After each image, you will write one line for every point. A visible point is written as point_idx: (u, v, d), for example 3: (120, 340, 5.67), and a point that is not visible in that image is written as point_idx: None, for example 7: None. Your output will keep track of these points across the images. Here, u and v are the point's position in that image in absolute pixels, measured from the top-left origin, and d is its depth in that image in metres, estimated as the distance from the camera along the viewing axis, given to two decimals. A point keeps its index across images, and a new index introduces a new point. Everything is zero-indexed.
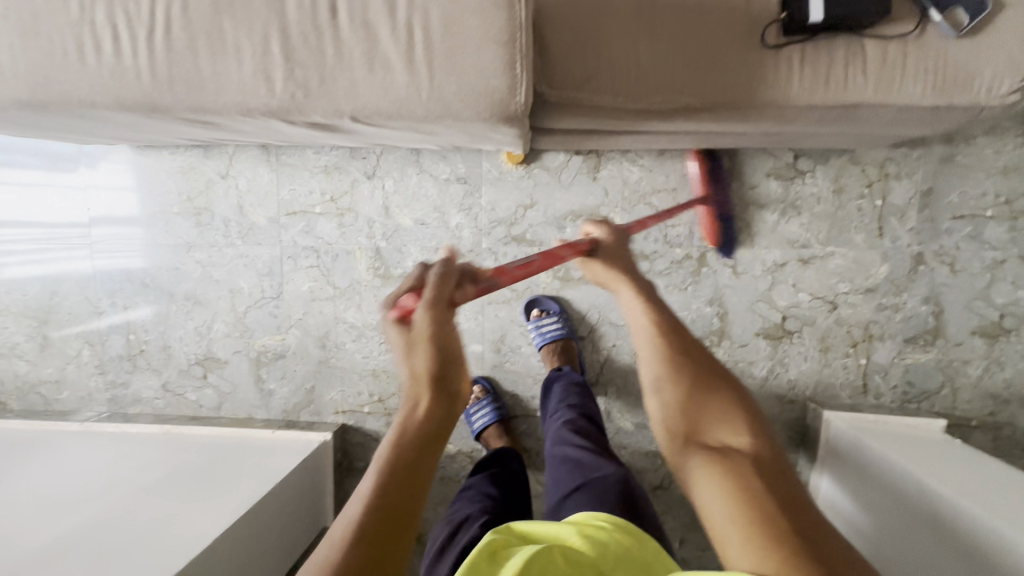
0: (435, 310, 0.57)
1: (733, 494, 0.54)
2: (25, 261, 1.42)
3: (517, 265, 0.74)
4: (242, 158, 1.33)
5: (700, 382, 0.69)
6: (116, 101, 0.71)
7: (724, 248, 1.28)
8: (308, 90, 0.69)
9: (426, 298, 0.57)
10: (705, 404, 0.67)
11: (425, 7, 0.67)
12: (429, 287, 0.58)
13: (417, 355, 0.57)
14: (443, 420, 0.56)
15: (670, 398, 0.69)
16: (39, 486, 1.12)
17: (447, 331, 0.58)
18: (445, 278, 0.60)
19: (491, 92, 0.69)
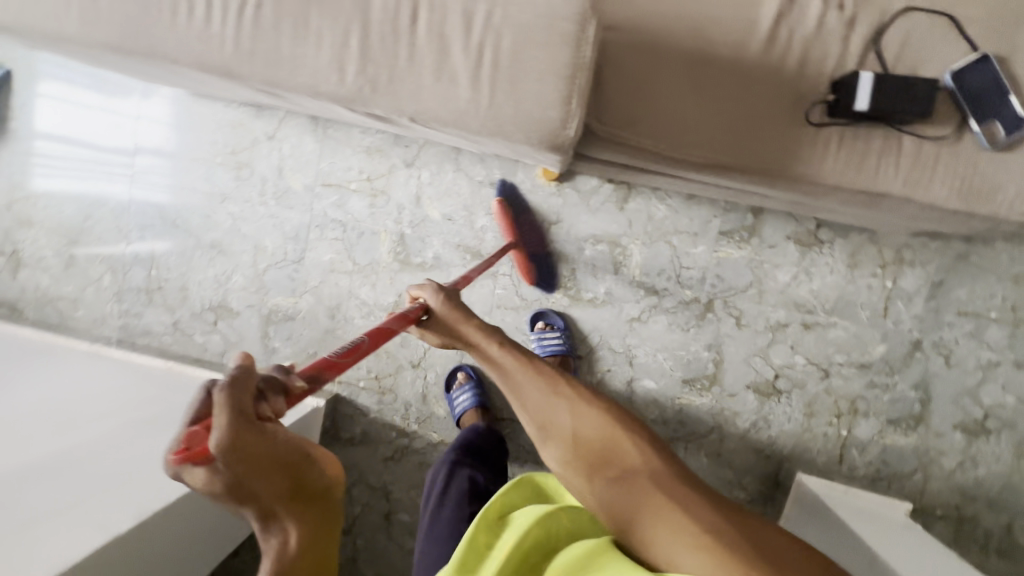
0: (243, 429, 0.46)
1: (653, 518, 0.58)
2: (68, 180, 1.47)
3: (342, 352, 0.77)
4: (291, 124, 1.38)
5: (579, 420, 0.68)
6: (197, 62, 0.75)
7: (542, 285, 1.35)
8: (376, 86, 0.73)
9: (222, 418, 0.46)
10: (594, 442, 0.66)
11: (500, 31, 0.71)
12: (218, 408, 0.46)
13: (256, 486, 0.46)
14: (323, 533, 0.49)
15: (558, 451, 0.67)
16: (31, 402, 1.13)
17: (272, 441, 0.47)
18: (244, 387, 0.49)
19: (543, 122, 0.73)
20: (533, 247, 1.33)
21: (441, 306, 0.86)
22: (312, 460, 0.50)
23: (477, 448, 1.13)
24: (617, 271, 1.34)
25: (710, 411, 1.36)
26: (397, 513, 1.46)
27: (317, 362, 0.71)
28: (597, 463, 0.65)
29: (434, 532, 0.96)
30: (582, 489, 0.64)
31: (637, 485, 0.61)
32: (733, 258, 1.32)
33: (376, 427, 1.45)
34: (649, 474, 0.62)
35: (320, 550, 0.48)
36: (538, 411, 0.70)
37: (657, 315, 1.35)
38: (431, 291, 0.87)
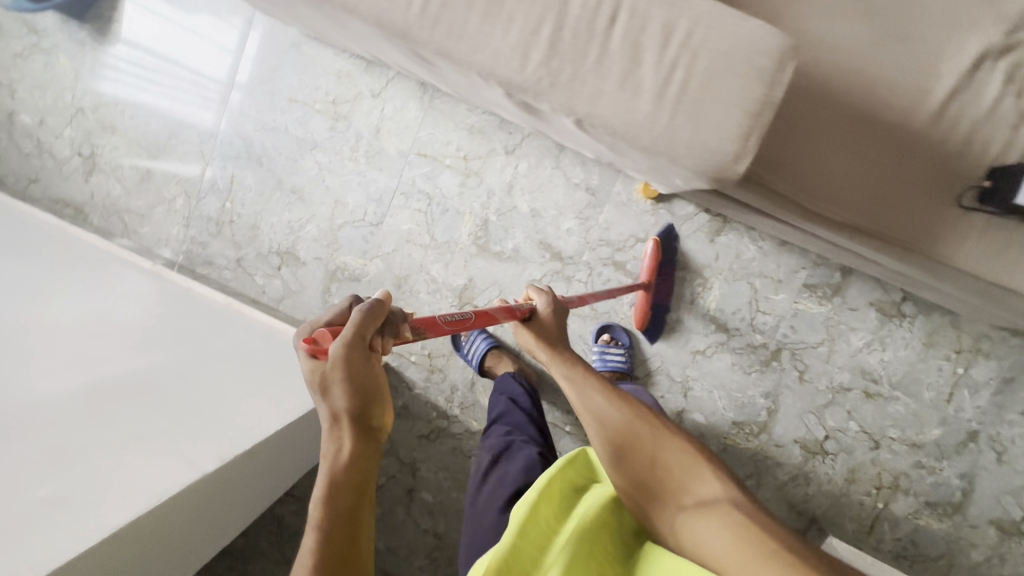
0: (355, 350, 0.51)
1: (726, 535, 0.58)
2: (161, 96, 1.44)
3: (451, 319, 0.73)
4: (398, 85, 1.35)
5: (656, 441, 0.71)
6: (376, 19, 0.73)
7: (650, 332, 1.34)
8: (556, 81, 0.71)
9: (353, 327, 0.52)
10: (670, 466, 0.69)
11: (696, 53, 0.69)
12: (354, 319, 0.52)
13: (337, 398, 0.50)
14: (372, 463, 0.53)
15: (629, 470, 0.70)
16: (60, 322, 1.01)
17: (370, 373, 0.52)
18: (376, 315, 0.54)
19: (717, 153, 0.71)
20: (659, 297, 1.32)
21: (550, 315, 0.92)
22: (385, 403, 0.53)
23: (536, 429, 1.12)
24: (692, 301, 1.33)
25: (753, 456, 1.36)
26: (419, 491, 1.46)
27: (425, 318, 0.67)
28: (672, 487, 0.67)
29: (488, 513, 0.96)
30: (652, 509, 0.66)
31: (716, 509, 0.62)
32: (811, 312, 1.31)
33: (418, 404, 1.45)
34: (725, 498, 0.63)
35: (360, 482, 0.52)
36: (613, 431, 0.74)
37: (721, 353, 1.34)
38: (547, 300, 0.93)
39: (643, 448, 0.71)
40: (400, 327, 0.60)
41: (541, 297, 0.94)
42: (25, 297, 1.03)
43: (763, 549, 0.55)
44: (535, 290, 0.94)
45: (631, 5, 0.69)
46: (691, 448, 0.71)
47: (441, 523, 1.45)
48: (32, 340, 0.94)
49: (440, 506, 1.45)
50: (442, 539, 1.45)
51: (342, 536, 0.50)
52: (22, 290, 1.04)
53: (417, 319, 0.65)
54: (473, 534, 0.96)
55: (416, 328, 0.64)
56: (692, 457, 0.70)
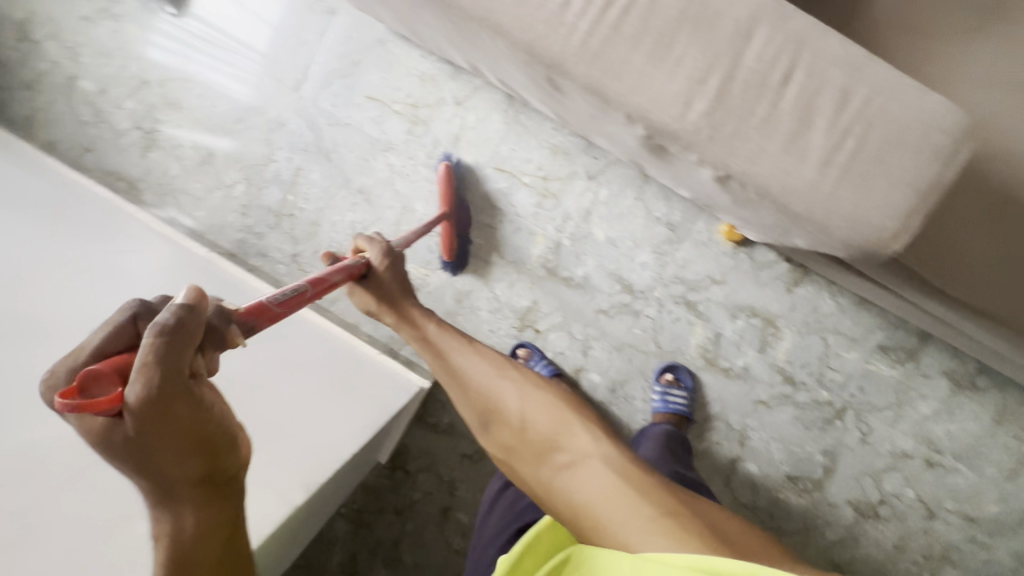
0: (168, 391, 0.48)
1: (592, 483, 0.62)
2: (231, 77, 1.39)
3: (284, 298, 0.71)
4: (484, 95, 1.30)
5: (525, 405, 0.76)
6: (529, 44, 0.68)
7: (454, 264, 1.33)
8: (716, 134, 0.67)
9: (148, 370, 0.47)
10: (538, 423, 0.73)
11: (871, 122, 0.65)
12: (143, 362, 0.48)
13: (163, 457, 0.50)
14: (220, 514, 0.54)
15: (499, 435, 0.74)
16: (71, 320, 0.94)
17: (183, 420, 0.50)
18: (178, 340, 0.49)
19: (876, 230, 0.66)
20: (461, 226, 1.32)
21: (387, 271, 0.91)
22: (228, 440, 0.54)
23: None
24: (761, 349, 1.30)
25: (804, 513, 1.32)
26: (455, 512, 1.41)
27: (252, 304, 0.66)
28: (539, 441, 0.71)
29: (491, 544, 0.95)
30: (525, 469, 0.69)
31: (581, 463, 0.66)
32: (882, 374, 1.28)
33: (465, 422, 1.41)
34: (585, 445, 0.68)
35: (214, 525, 0.54)
36: (482, 399, 0.79)
37: (784, 405, 1.31)
38: (378, 248, 0.91)
39: (512, 414, 0.75)
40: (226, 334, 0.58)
41: (372, 246, 0.92)
42: (26, 288, 0.94)
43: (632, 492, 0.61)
44: (365, 240, 0.92)
45: (809, 64, 0.65)
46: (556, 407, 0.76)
47: None
48: (38, 350, 0.87)
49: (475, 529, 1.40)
50: None
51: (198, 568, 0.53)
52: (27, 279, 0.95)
53: (244, 310, 0.65)
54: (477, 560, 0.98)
55: (246, 322, 0.65)
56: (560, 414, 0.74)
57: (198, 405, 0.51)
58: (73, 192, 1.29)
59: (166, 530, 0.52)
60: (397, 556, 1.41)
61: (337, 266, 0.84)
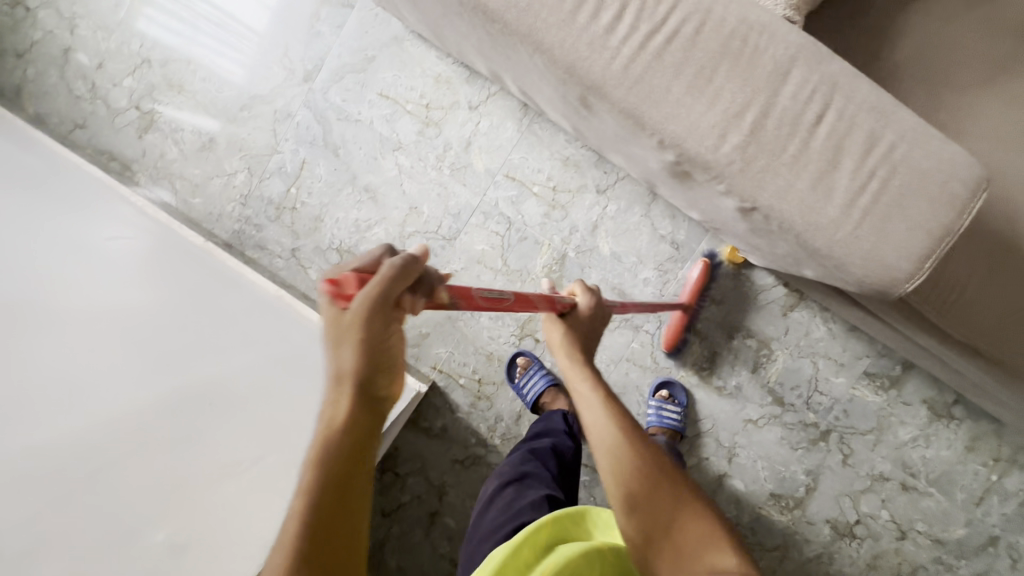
0: (377, 310, 0.45)
1: None
2: (238, 62, 1.36)
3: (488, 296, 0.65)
4: (499, 102, 1.30)
5: (682, 507, 0.57)
6: (570, 63, 0.68)
7: (671, 352, 1.33)
8: (747, 167, 0.68)
9: (380, 285, 0.45)
10: (695, 537, 0.55)
11: (893, 167, 0.68)
12: (381, 276, 0.45)
13: (345, 355, 0.46)
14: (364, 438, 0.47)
15: (645, 527, 0.57)
16: (76, 307, 0.83)
17: (383, 340, 0.46)
18: (408, 275, 0.47)
19: (891, 271, 0.69)
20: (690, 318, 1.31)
21: (587, 310, 0.81)
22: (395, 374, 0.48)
23: (555, 462, 0.98)
24: (754, 370, 1.34)
25: (784, 530, 1.34)
26: (442, 516, 1.38)
27: (460, 287, 0.59)
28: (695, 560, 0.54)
29: (485, 542, 0.82)
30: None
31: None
32: (867, 400, 1.33)
33: (459, 427, 1.39)
34: None
35: (353, 455, 0.46)
36: (644, 490, 0.58)
37: (772, 425, 1.34)
38: (590, 298, 0.82)
39: (669, 507, 0.57)
40: (434, 287, 0.52)
41: (586, 295, 0.83)
42: (26, 267, 0.82)
43: None
44: (582, 285, 0.84)
45: (840, 107, 0.68)
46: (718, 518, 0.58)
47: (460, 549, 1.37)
48: (38, 341, 0.76)
49: (461, 533, 1.37)
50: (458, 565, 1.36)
51: (328, 515, 0.44)
52: (26, 257, 0.83)
53: (454, 288, 0.57)
54: (467, 564, 0.84)
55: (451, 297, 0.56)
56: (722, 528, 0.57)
57: (388, 333, 0.46)
58: (75, 174, 1.24)
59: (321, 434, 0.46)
60: (381, 559, 1.38)
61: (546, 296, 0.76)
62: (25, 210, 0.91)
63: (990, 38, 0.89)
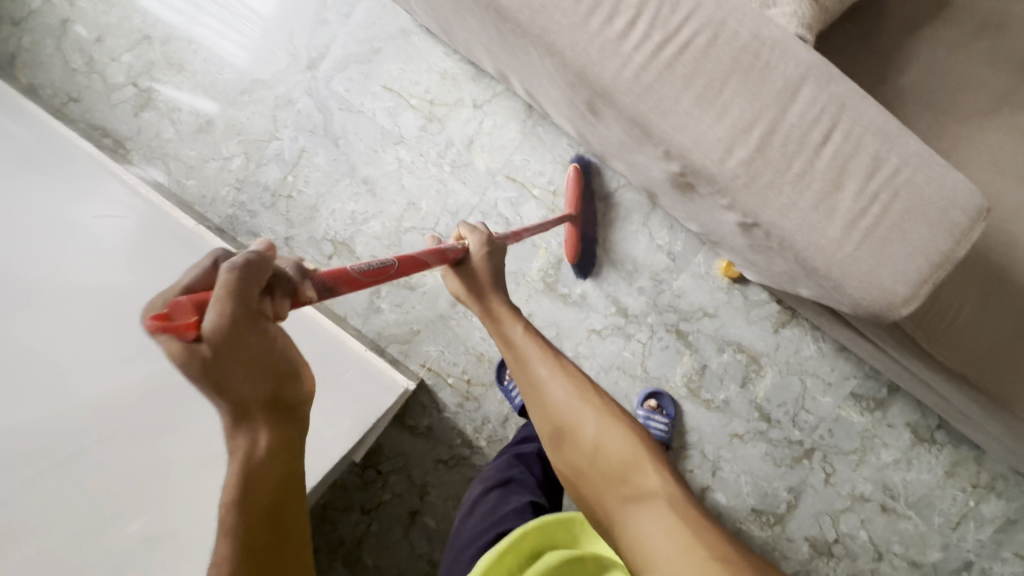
0: (241, 322, 0.42)
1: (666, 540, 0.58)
2: (241, 44, 1.33)
3: (365, 270, 0.66)
4: (504, 102, 1.29)
5: (601, 429, 0.69)
6: (581, 67, 0.68)
7: (579, 266, 1.31)
8: (752, 183, 0.68)
9: (225, 301, 0.41)
10: (612, 455, 0.67)
11: (895, 191, 0.68)
12: (221, 295, 0.41)
13: (235, 384, 0.44)
14: (290, 446, 0.49)
15: (567, 453, 0.70)
16: (59, 283, 0.80)
17: (264, 345, 0.45)
18: (255, 273, 0.44)
19: (888, 294, 0.69)
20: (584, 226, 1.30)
21: (479, 258, 0.81)
22: (296, 373, 0.49)
23: (540, 468, 0.98)
24: (743, 385, 1.34)
25: (763, 546, 1.34)
26: (422, 515, 1.36)
27: (335, 270, 0.61)
28: (610, 473, 0.66)
29: (467, 548, 0.80)
30: (591, 496, 0.66)
31: (654, 508, 0.61)
32: (851, 421, 1.34)
33: (444, 426, 1.38)
34: (663, 489, 0.64)
35: (280, 468, 0.48)
36: (554, 414, 0.72)
37: (758, 440, 1.35)
38: (479, 238, 0.82)
39: (586, 434, 0.69)
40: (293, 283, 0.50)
41: (474, 235, 0.83)
42: (22, 243, 0.79)
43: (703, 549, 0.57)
44: (468, 227, 0.83)
45: (848, 129, 0.68)
46: (633, 434, 0.70)
47: (439, 550, 1.35)
48: (36, 318, 0.73)
49: (441, 534, 1.36)
50: (436, 566, 1.35)
51: (262, 537, 0.47)
52: (17, 229, 0.80)
53: (323, 274, 0.58)
54: (449, 570, 0.82)
55: (321, 285, 0.57)
56: (638, 445, 0.69)
57: (267, 340, 0.45)
58: (60, 147, 1.20)
59: (237, 477, 0.46)
60: (357, 557, 1.36)
61: (434, 249, 0.76)
62: (13, 182, 0.88)
63: (996, 70, 0.90)
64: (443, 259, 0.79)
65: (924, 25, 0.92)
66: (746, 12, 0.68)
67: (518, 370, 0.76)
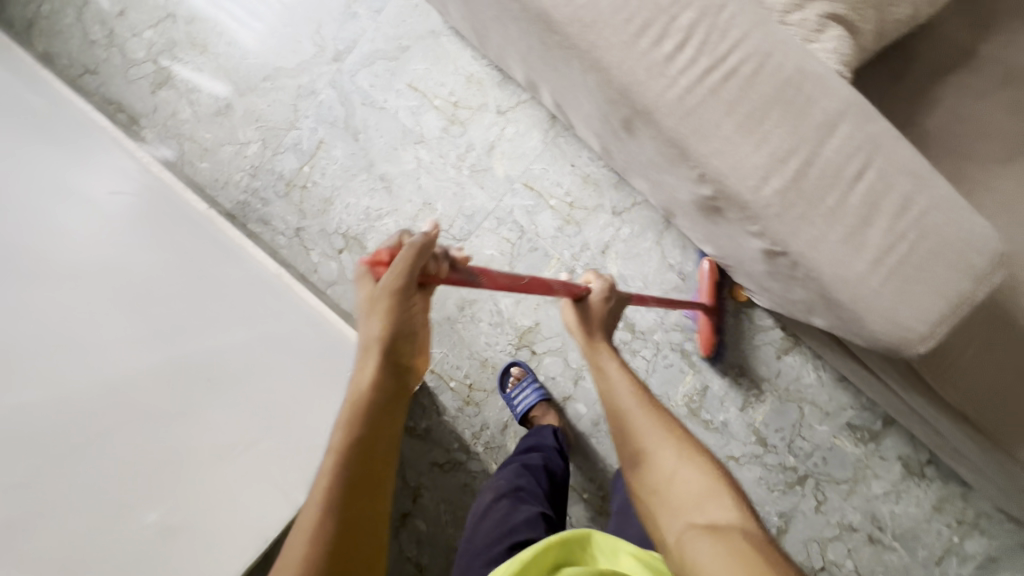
0: (404, 282, 0.58)
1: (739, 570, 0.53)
2: (268, 32, 1.33)
3: (505, 273, 0.75)
4: (528, 110, 1.30)
5: (680, 459, 0.70)
6: (626, 85, 0.68)
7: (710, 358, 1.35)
8: (784, 212, 0.69)
9: (400, 262, 0.58)
10: (688, 485, 0.67)
11: (922, 231, 0.70)
12: (402, 258, 0.58)
13: (376, 322, 0.59)
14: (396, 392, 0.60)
15: (645, 479, 0.71)
16: (73, 260, 0.78)
17: (408, 304, 0.59)
18: (423, 251, 0.59)
19: (907, 331, 0.70)
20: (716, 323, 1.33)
21: (597, 296, 0.93)
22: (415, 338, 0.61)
23: (546, 479, 0.98)
24: (742, 408, 1.35)
25: None
26: (413, 518, 1.35)
27: (480, 267, 0.70)
28: (686, 503, 0.65)
29: (480, 558, 0.82)
30: (665, 521, 0.65)
31: (726, 535, 0.58)
32: (845, 450, 1.35)
33: (443, 430, 1.37)
34: (738, 522, 0.61)
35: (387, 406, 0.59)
36: (632, 437, 0.75)
37: (753, 464, 1.36)
38: (603, 283, 0.95)
39: (665, 459, 0.71)
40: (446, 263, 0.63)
41: (598, 280, 0.96)
42: (25, 213, 0.76)
43: None
44: (596, 274, 0.96)
45: (881, 167, 0.69)
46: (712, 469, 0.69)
47: (427, 554, 1.33)
48: (44, 291, 0.71)
49: (431, 538, 1.34)
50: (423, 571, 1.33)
51: (356, 470, 0.55)
52: (30, 204, 0.78)
53: (471, 267, 0.68)
54: None
55: (466, 272, 0.67)
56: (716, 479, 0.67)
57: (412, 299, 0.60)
58: (70, 117, 1.17)
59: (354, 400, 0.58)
60: None
61: (563, 279, 0.89)
62: (21, 151, 0.86)
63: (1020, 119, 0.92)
64: (569, 293, 0.90)
65: (950, 72, 0.95)
66: (792, 45, 0.69)
67: (606, 393, 0.83)
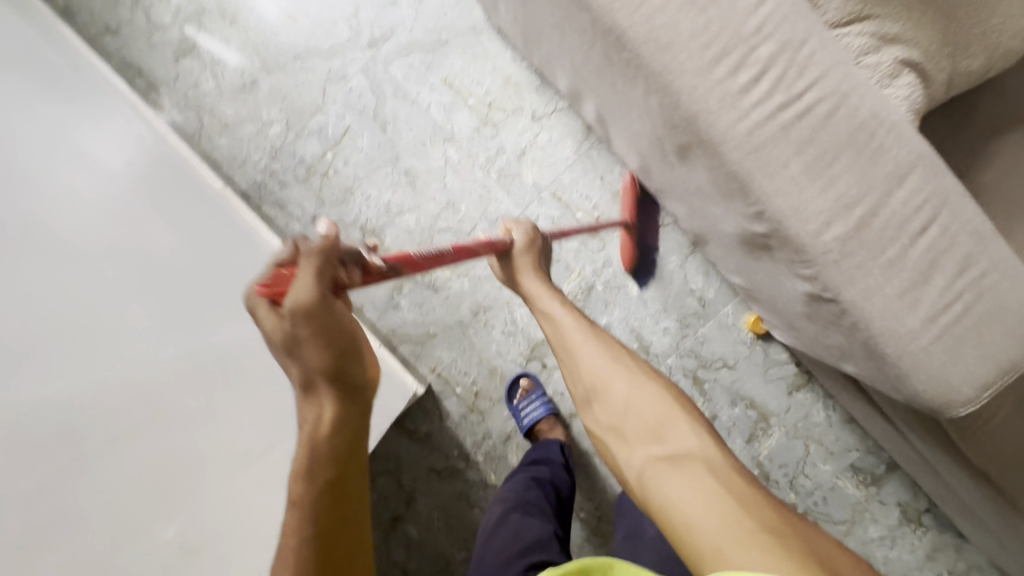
0: (319, 297, 0.46)
1: (704, 502, 0.56)
2: (303, 10, 1.28)
3: (426, 254, 0.68)
4: (564, 119, 1.26)
5: (633, 389, 0.71)
6: (696, 112, 0.66)
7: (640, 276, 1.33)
8: (843, 260, 0.67)
9: (303, 281, 0.45)
10: (646, 414, 0.68)
11: (979, 293, 0.68)
12: (303, 280, 0.46)
13: (308, 354, 0.47)
14: (358, 416, 0.52)
15: (601, 412, 0.72)
16: (94, 236, 0.74)
17: (336, 315, 0.48)
18: (329, 256, 0.48)
19: (952, 392, 0.68)
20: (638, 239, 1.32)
21: (522, 245, 0.89)
22: (360, 353, 0.51)
23: (553, 493, 0.96)
24: (749, 440, 1.34)
25: None
26: (404, 522, 1.31)
27: (400, 254, 0.62)
28: (646, 429, 0.67)
29: None
30: (624, 450, 0.67)
31: (686, 466, 0.60)
32: (846, 491, 1.34)
33: (443, 436, 1.34)
34: (698, 449, 0.63)
35: (348, 440, 0.51)
36: (587, 374, 0.75)
37: None
38: (523, 229, 0.90)
39: (618, 390, 0.71)
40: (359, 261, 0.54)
41: (518, 228, 0.90)
42: (35, 180, 0.72)
43: (749, 513, 0.54)
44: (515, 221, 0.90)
45: (945, 224, 0.67)
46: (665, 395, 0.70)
47: (415, 560, 1.30)
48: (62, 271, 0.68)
49: (421, 545, 1.31)
50: None
51: (330, 478, 0.51)
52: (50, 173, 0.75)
53: (389, 258, 0.60)
54: None
55: (388, 265, 0.59)
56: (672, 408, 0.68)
57: (335, 315, 0.47)
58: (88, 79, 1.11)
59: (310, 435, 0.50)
60: None
61: (483, 241, 0.82)
62: (46, 115, 0.83)
63: None
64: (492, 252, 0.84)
65: (1005, 129, 0.93)
66: (868, 89, 0.67)
67: (555, 336, 0.81)
